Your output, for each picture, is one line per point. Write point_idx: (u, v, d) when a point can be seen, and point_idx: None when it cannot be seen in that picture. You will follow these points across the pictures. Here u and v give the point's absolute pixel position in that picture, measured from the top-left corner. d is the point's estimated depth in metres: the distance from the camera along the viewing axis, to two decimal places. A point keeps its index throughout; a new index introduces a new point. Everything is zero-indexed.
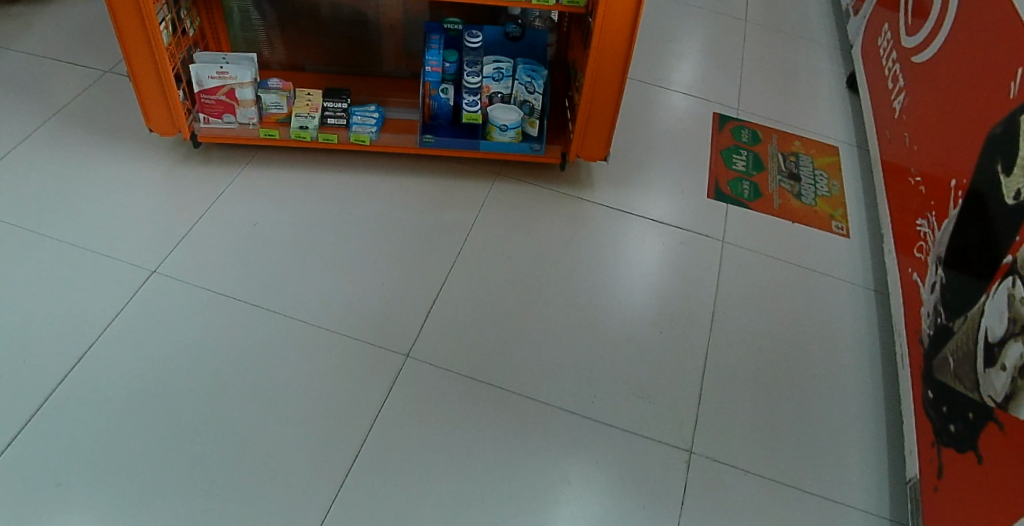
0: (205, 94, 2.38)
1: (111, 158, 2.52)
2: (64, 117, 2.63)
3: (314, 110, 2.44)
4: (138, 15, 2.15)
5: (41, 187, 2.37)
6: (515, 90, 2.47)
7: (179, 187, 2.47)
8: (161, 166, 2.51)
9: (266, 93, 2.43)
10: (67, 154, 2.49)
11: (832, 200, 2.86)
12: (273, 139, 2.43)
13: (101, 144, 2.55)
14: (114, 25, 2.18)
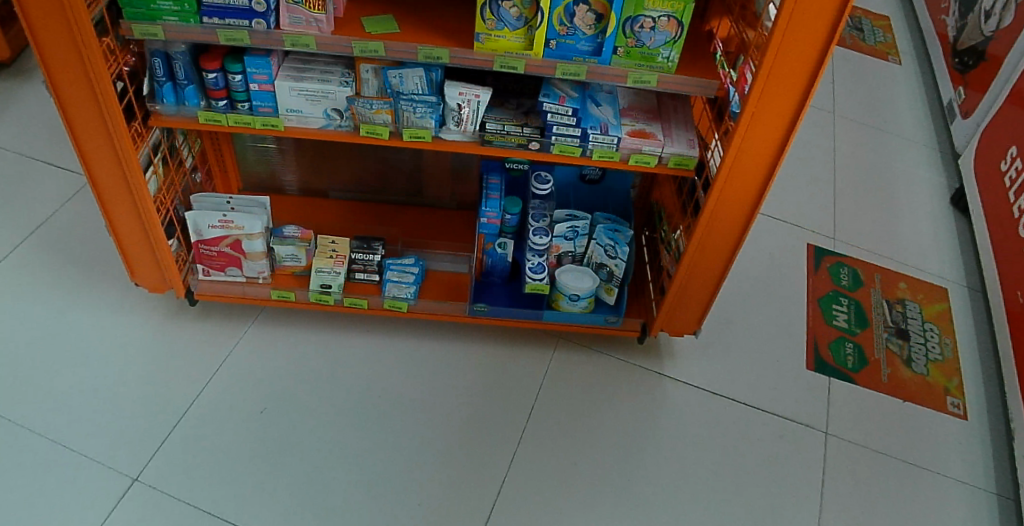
0: (204, 245, 1.90)
1: (88, 309, 2.07)
2: (34, 251, 2.18)
3: (341, 262, 1.97)
4: (117, 161, 1.70)
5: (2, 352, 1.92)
6: (592, 250, 1.98)
7: (170, 354, 2.01)
8: (152, 322, 2.07)
9: (280, 243, 1.94)
10: (34, 305, 2.05)
11: (945, 367, 2.37)
12: (287, 299, 1.95)
13: (76, 289, 2.11)
14: (86, 173, 1.72)
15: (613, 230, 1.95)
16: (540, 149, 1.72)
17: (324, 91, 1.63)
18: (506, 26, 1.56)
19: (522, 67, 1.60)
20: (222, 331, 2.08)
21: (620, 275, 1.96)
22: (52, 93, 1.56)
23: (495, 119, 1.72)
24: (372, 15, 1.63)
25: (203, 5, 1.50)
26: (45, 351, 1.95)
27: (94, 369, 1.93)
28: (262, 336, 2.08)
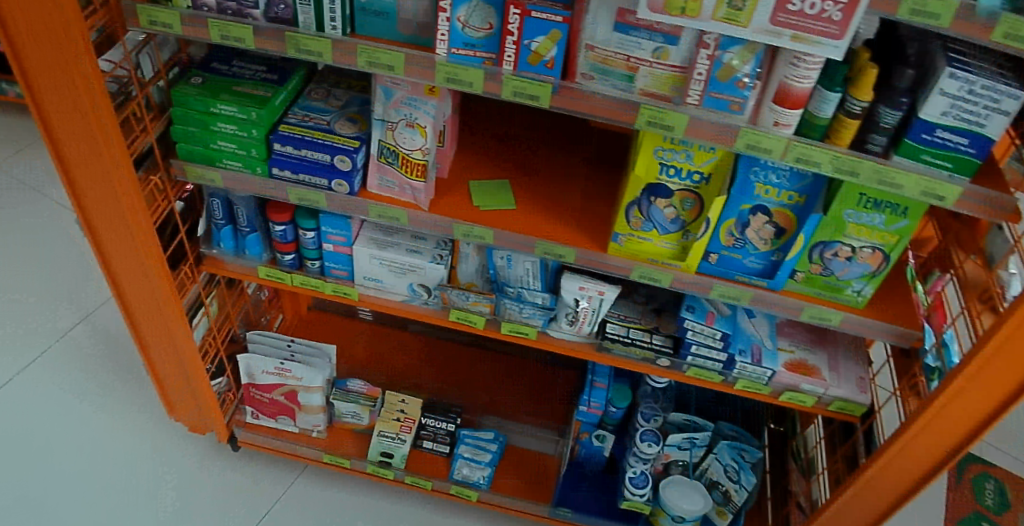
0: (255, 389, 1.67)
1: (110, 428, 1.79)
2: (66, 349, 1.95)
3: (409, 428, 1.67)
4: (159, 311, 1.39)
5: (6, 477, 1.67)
6: (709, 465, 1.61)
7: (195, 500, 1.69)
8: (184, 460, 1.76)
9: (343, 397, 1.69)
10: (54, 418, 1.79)
11: None
12: (341, 466, 1.71)
13: (102, 401, 1.84)
14: (126, 319, 1.43)
15: (736, 448, 1.62)
16: (670, 366, 1.37)
17: (411, 268, 1.32)
18: (656, 228, 1.18)
19: (668, 280, 1.21)
20: (265, 480, 1.75)
21: (740, 504, 1.57)
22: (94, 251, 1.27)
23: (618, 317, 1.39)
24: (486, 180, 1.30)
25: (273, 152, 1.20)
26: (54, 480, 1.68)
27: (111, 513, 1.64)
28: (313, 490, 1.75)
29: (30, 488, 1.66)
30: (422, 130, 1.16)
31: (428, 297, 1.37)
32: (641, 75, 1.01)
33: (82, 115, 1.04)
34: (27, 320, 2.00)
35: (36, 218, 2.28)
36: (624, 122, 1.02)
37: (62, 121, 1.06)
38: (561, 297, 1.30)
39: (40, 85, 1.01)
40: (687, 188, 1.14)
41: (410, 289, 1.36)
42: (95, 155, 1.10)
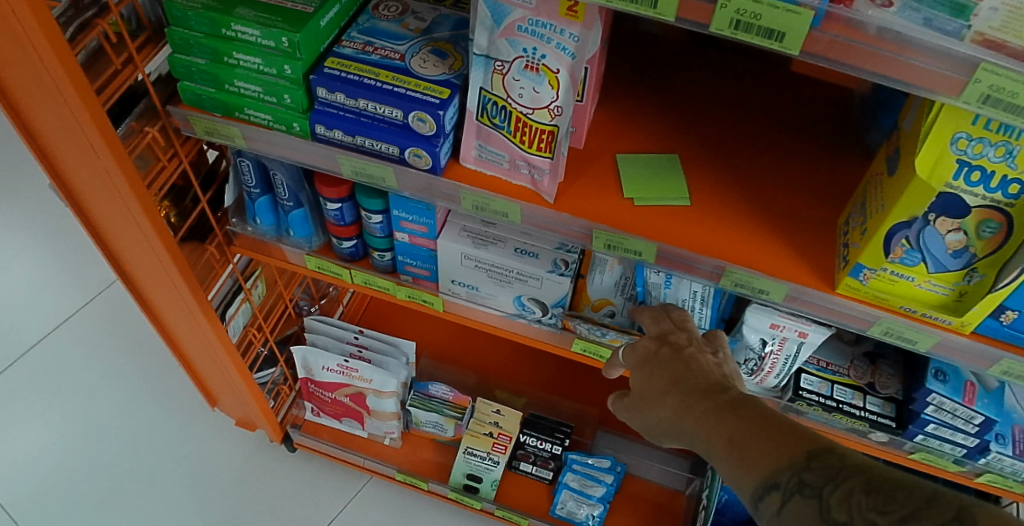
0: (315, 385, 1.36)
1: (163, 403, 1.59)
2: (116, 303, 1.74)
3: (503, 448, 1.35)
4: (182, 307, 1.07)
5: (51, 451, 1.50)
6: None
7: (255, 499, 1.49)
8: (240, 454, 1.54)
9: (424, 405, 1.38)
10: (103, 387, 1.60)
11: None
12: (417, 485, 1.43)
13: (154, 371, 1.64)
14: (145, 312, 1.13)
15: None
16: (887, 442, 1.00)
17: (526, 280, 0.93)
18: (925, 262, 0.73)
19: (928, 343, 0.80)
20: (335, 480, 1.52)
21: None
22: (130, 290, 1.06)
23: (816, 365, 1.01)
24: (640, 153, 0.87)
25: (317, 100, 0.79)
26: (102, 463, 1.50)
27: (166, 505, 1.46)
28: (388, 499, 1.51)
29: (77, 469, 1.49)
30: (551, 77, 0.71)
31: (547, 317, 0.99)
32: (987, 6, 0.54)
33: (77, 136, 0.79)
34: (75, 267, 1.78)
35: None
36: (928, 88, 0.55)
37: (64, 154, 0.82)
38: (742, 338, 0.94)
39: (18, 98, 0.76)
40: (993, 204, 0.66)
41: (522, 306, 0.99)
42: (110, 192, 0.86)
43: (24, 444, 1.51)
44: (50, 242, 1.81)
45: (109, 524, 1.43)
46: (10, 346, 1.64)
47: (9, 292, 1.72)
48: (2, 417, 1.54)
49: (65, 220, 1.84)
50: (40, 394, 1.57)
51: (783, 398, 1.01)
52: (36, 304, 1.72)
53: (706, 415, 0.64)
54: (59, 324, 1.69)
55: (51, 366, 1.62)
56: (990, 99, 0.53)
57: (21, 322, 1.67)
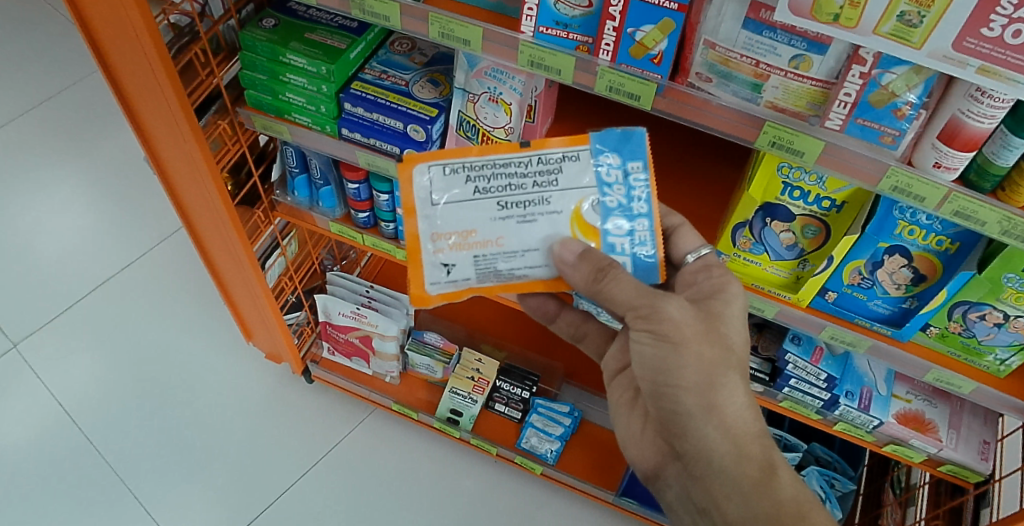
0: (332, 328, 1.69)
1: (205, 340, 1.94)
2: (173, 252, 2.10)
3: (481, 390, 1.67)
4: (231, 256, 1.39)
5: (119, 364, 1.88)
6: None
7: (274, 422, 1.83)
8: (268, 382, 1.89)
9: (418, 350, 1.70)
10: (158, 322, 1.96)
11: None
12: (409, 415, 1.76)
13: (202, 309, 2.00)
14: (203, 257, 1.46)
15: (826, 476, 1.49)
16: (764, 391, 1.27)
17: (540, 157, 0.84)
18: (768, 253, 1.04)
19: (772, 311, 1.09)
20: (341, 412, 1.86)
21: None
22: (178, 212, 1.33)
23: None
24: None
25: (344, 111, 1.10)
26: (154, 384, 1.86)
27: (204, 420, 1.82)
28: (383, 431, 1.84)
29: (134, 387, 1.85)
30: (507, 107, 1.02)
31: (470, 190, 0.85)
32: (771, 84, 0.82)
33: (150, 83, 1.04)
34: (139, 222, 2.14)
35: None
36: (742, 138, 0.87)
37: (140, 97, 1.08)
38: None
39: (107, 49, 1.02)
40: (812, 214, 0.97)
41: (487, 159, 0.84)
42: (171, 130, 1.12)
43: (95, 359, 1.88)
44: (120, 200, 2.17)
45: (158, 431, 1.79)
46: (88, 279, 2.01)
47: (87, 239, 2.09)
48: (78, 339, 1.91)
49: (136, 179, 2.21)
50: (107, 324, 1.94)
51: None
52: (107, 247, 2.08)
53: (679, 425, 0.80)
54: (127, 265, 2.05)
55: (118, 298, 1.99)
56: (775, 145, 0.85)
57: (94, 264, 2.04)
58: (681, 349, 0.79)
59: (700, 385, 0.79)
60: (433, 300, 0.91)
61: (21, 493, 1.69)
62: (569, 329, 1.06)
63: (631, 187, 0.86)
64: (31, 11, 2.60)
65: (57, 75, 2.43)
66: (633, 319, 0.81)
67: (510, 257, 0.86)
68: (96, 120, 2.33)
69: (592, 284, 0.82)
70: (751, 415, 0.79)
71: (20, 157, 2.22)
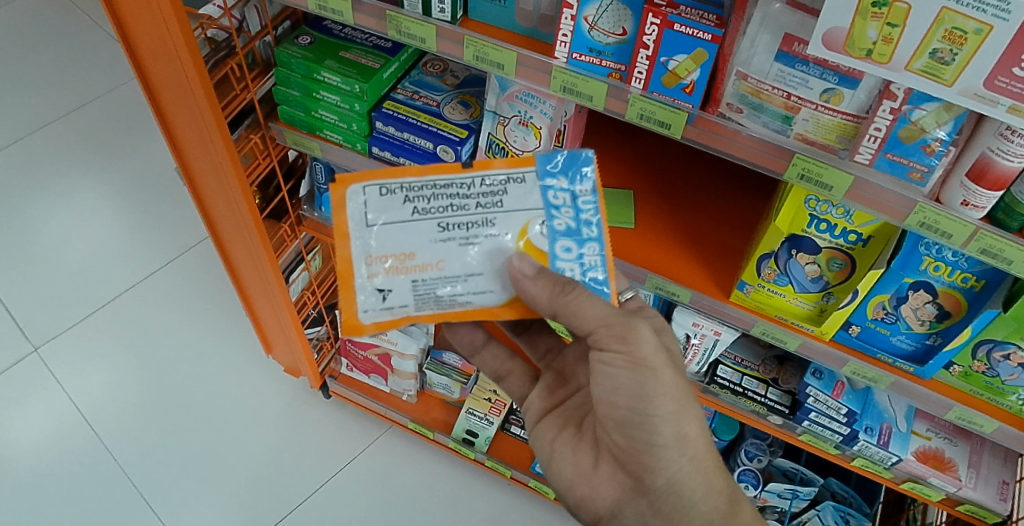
0: (352, 345, 1.69)
1: (224, 350, 1.99)
2: (194, 261, 2.15)
3: (498, 412, 1.65)
4: (256, 268, 1.41)
5: (136, 370, 1.93)
6: (810, 520, 1.50)
7: (290, 435, 1.87)
8: (284, 394, 1.93)
9: (436, 369, 1.70)
10: (174, 333, 2.00)
11: None
12: (425, 434, 1.75)
13: (219, 319, 2.04)
14: (227, 268, 1.48)
15: (843, 511, 1.48)
16: (782, 425, 1.23)
17: (483, 177, 0.81)
18: (792, 285, 1.03)
19: (794, 343, 1.08)
20: (354, 429, 1.89)
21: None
22: (206, 224, 1.35)
23: (733, 360, 1.27)
24: (607, 187, 1.17)
25: (375, 130, 1.12)
26: (171, 393, 1.90)
27: (217, 430, 1.86)
28: (395, 447, 1.87)
29: (154, 393, 1.90)
30: (536, 130, 1.04)
31: (408, 211, 0.81)
32: (802, 117, 0.83)
33: (183, 92, 1.06)
34: (163, 231, 2.19)
35: None
36: (771, 169, 0.88)
37: (173, 107, 1.10)
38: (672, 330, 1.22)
39: (146, 58, 1.04)
40: (839, 247, 0.97)
41: (426, 180, 0.81)
42: (202, 140, 1.14)
43: (114, 365, 1.93)
44: (146, 208, 2.23)
45: (175, 438, 1.83)
46: (109, 286, 2.07)
47: (111, 246, 2.14)
48: (97, 344, 1.96)
49: (159, 190, 2.27)
50: (129, 331, 1.99)
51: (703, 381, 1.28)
52: (130, 255, 2.13)
53: (651, 460, 0.83)
54: (148, 275, 2.10)
55: (139, 306, 2.04)
56: (804, 177, 0.86)
57: (119, 271, 2.09)
58: (659, 375, 0.79)
59: (674, 417, 0.81)
60: (366, 330, 0.84)
61: (38, 495, 1.73)
62: (494, 363, 1.05)
63: (579, 210, 0.83)
64: (66, 21, 2.69)
65: (89, 82, 2.51)
66: (605, 337, 0.79)
67: (452, 282, 0.81)
68: (124, 130, 2.39)
69: (558, 295, 0.77)
70: (712, 449, 0.86)
71: (50, 162, 2.28)
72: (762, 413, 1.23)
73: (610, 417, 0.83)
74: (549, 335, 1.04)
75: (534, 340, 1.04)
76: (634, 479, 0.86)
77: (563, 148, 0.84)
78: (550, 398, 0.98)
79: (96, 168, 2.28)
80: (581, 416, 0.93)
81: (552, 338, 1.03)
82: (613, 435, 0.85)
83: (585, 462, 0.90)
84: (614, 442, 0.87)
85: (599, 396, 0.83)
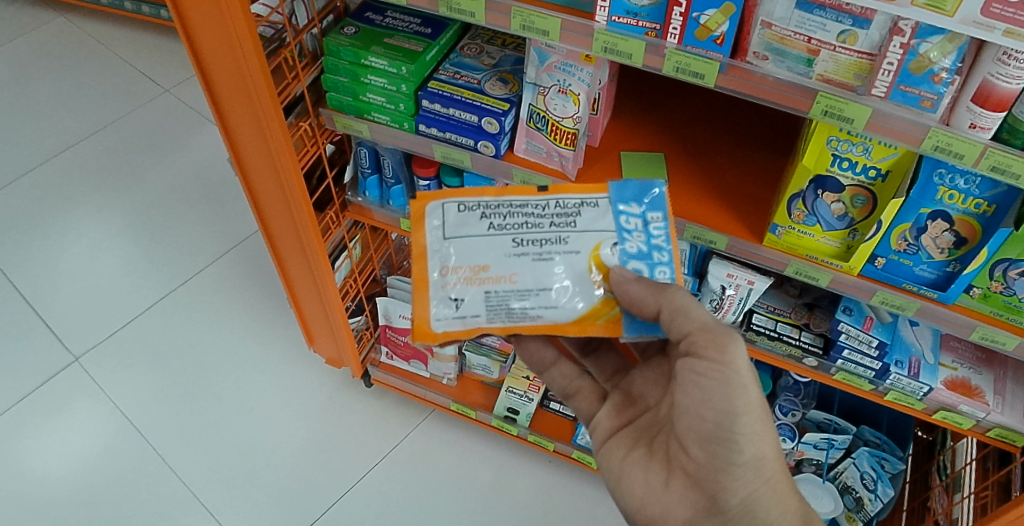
0: (392, 331, 1.76)
1: (257, 352, 2.05)
2: (224, 267, 2.23)
3: (537, 389, 1.71)
4: (303, 252, 1.49)
5: (176, 373, 2.00)
6: (845, 469, 1.58)
7: (332, 425, 1.93)
8: (325, 387, 2.00)
9: (475, 352, 1.77)
10: (210, 337, 2.08)
11: None
12: (467, 414, 1.82)
13: (255, 320, 2.12)
14: (272, 254, 1.54)
15: (878, 457, 1.55)
16: (818, 366, 1.31)
17: (557, 202, 0.93)
18: (820, 224, 1.11)
19: (826, 280, 1.15)
20: (395, 417, 1.95)
21: (871, 514, 1.56)
22: (253, 209, 1.43)
23: (765, 308, 1.34)
24: (638, 150, 1.25)
25: (422, 108, 1.20)
26: (210, 393, 1.97)
27: (260, 425, 1.92)
28: (438, 431, 1.93)
29: (192, 395, 1.96)
30: (575, 97, 1.12)
31: (485, 227, 0.93)
32: (822, 59, 0.93)
33: (241, 82, 1.14)
34: (190, 242, 2.28)
35: (198, 143, 2.52)
36: (796, 109, 0.97)
37: (229, 97, 1.19)
38: (707, 285, 1.29)
39: (203, 48, 1.12)
40: (861, 184, 1.06)
41: (502, 201, 0.94)
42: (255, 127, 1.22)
43: (153, 371, 2.00)
44: (171, 222, 2.32)
45: (216, 437, 1.89)
46: (143, 296, 2.15)
47: (142, 259, 2.23)
48: (135, 353, 2.03)
49: (185, 204, 2.36)
50: (166, 338, 2.06)
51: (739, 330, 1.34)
52: (160, 266, 2.21)
53: (729, 480, 0.89)
54: (179, 283, 2.18)
55: (173, 313, 2.12)
56: (828, 113, 0.94)
57: (150, 281, 2.18)
58: (748, 392, 0.86)
59: (757, 436, 0.87)
60: (437, 338, 0.93)
61: (85, 496, 1.79)
62: (562, 381, 1.10)
63: (650, 235, 0.93)
64: (82, 50, 2.82)
65: (107, 104, 2.62)
66: (702, 342, 0.86)
67: (521, 295, 0.90)
68: (144, 149, 2.49)
69: (656, 296, 0.86)
70: (784, 471, 0.93)
71: (75, 182, 2.38)
72: (798, 355, 1.30)
73: (694, 432, 0.89)
74: (616, 357, 1.12)
75: (601, 361, 1.13)
76: (708, 499, 0.91)
77: (635, 181, 0.95)
78: (619, 417, 1.04)
79: (122, 186, 2.39)
80: (651, 436, 0.99)
81: (618, 359, 1.12)
82: (693, 450, 0.90)
83: (658, 481, 0.95)
84: (692, 461, 0.92)
85: (686, 410, 0.88)
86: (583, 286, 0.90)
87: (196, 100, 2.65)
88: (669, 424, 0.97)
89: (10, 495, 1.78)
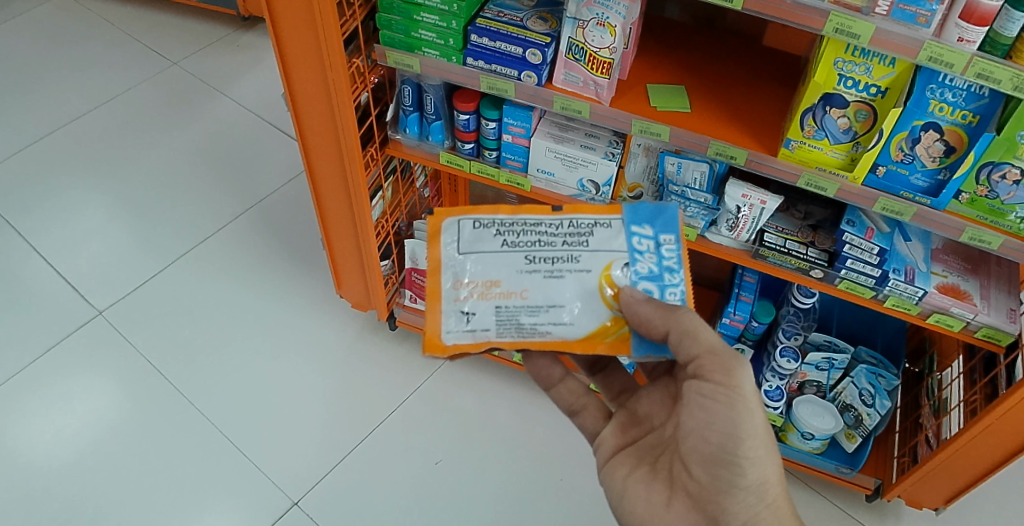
0: (416, 274, 1.87)
1: (280, 304, 2.15)
2: (243, 227, 2.33)
3: None
4: (344, 184, 1.61)
5: (201, 324, 2.09)
6: (845, 388, 1.74)
7: (355, 369, 2.04)
8: (347, 335, 2.10)
9: None
10: (232, 291, 2.17)
11: None
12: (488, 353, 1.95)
13: (276, 275, 2.22)
14: (311, 190, 1.67)
15: (874, 374, 1.73)
16: (823, 278, 1.46)
17: (571, 221, 1.05)
18: (828, 137, 1.26)
19: (834, 190, 1.29)
20: (416, 361, 2.06)
21: (870, 428, 1.70)
22: (299, 143, 1.56)
23: (775, 229, 1.47)
24: (661, 84, 1.40)
25: (470, 43, 1.33)
26: (235, 342, 2.06)
27: (286, 369, 2.02)
28: (457, 373, 2.05)
29: (217, 343, 2.05)
30: (612, 29, 1.26)
31: (498, 243, 1.05)
32: None
33: (307, 18, 1.26)
34: (207, 205, 2.37)
35: (212, 114, 2.62)
36: (812, 28, 1.12)
37: (291, 33, 1.31)
38: (724, 204, 1.43)
39: None
40: (863, 99, 1.20)
41: (516, 220, 1.06)
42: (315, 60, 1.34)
43: (179, 323, 2.09)
44: (188, 186, 2.41)
45: (242, 380, 1.99)
46: (165, 255, 2.23)
47: (161, 221, 2.31)
48: (160, 306, 2.12)
49: (201, 170, 2.46)
50: (191, 293, 2.15)
51: (751, 248, 1.49)
52: (180, 228, 2.30)
53: (731, 501, 1.00)
54: (199, 243, 2.27)
55: (195, 270, 2.20)
56: (838, 31, 1.09)
57: (172, 241, 2.27)
58: (752, 416, 0.97)
59: (758, 461, 0.99)
60: (448, 349, 1.05)
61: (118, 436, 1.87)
62: (569, 397, 1.22)
63: (662, 256, 1.04)
64: (90, 28, 2.90)
65: (118, 78, 2.71)
66: (710, 367, 0.97)
67: (530, 310, 1.02)
68: (159, 121, 2.58)
69: (667, 318, 0.96)
70: (783, 491, 1.03)
71: (92, 151, 2.47)
72: (806, 268, 1.45)
73: (699, 453, 1.01)
74: (623, 376, 1.24)
75: (609, 379, 1.25)
76: (707, 517, 1.03)
77: (649, 204, 1.07)
78: (624, 436, 1.16)
79: (139, 154, 2.48)
80: (654, 456, 1.11)
81: (626, 377, 1.24)
82: (696, 470, 1.02)
83: (660, 499, 1.06)
84: (695, 481, 1.04)
85: (692, 431, 1.00)
86: (591, 304, 1.02)
87: (205, 74, 2.76)
88: (673, 446, 1.09)
89: (44, 436, 1.85)
